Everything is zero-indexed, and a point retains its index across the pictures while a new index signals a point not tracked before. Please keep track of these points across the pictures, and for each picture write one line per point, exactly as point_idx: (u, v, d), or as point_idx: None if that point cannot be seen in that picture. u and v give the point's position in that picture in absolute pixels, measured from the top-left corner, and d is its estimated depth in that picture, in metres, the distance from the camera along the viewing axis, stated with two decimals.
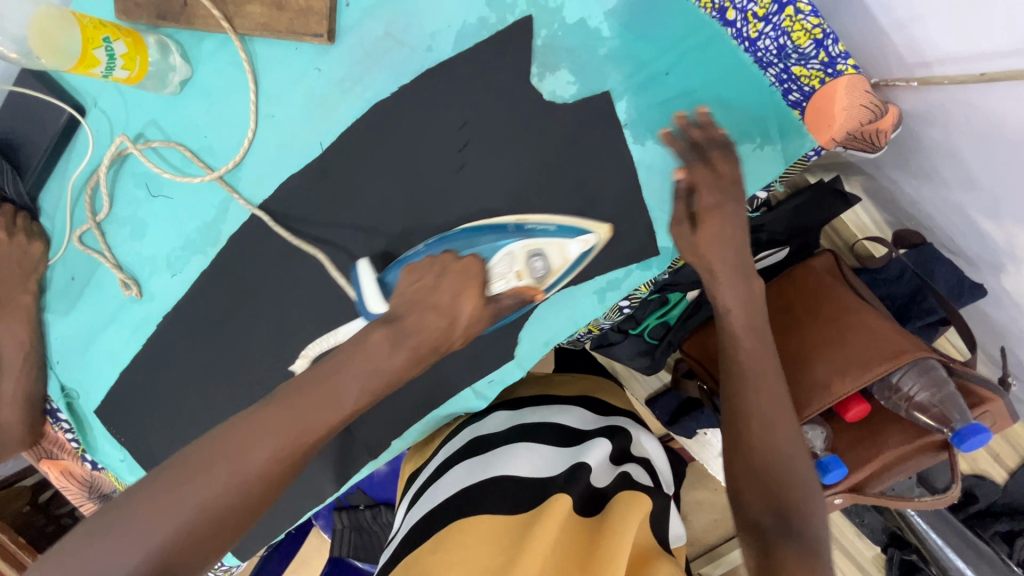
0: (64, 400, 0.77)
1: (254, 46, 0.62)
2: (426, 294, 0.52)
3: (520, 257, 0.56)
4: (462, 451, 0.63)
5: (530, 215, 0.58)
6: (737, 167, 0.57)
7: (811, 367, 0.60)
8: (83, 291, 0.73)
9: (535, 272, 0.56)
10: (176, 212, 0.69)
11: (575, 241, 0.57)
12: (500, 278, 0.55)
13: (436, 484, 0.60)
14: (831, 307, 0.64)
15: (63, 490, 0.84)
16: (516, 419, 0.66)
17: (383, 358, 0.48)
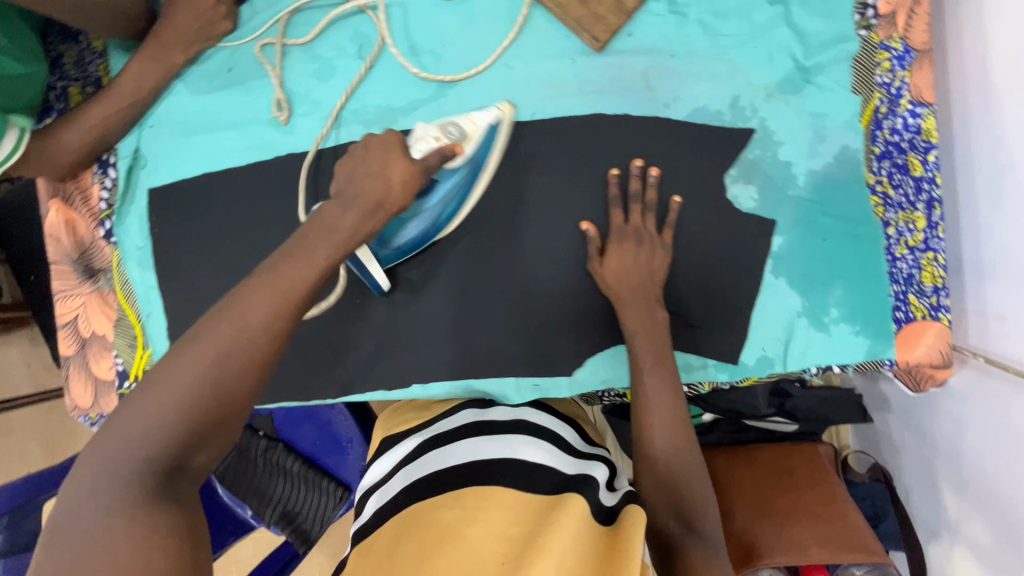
0: (129, 161, 0.73)
1: (535, 12, 0.69)
2: (356, 167, 0.56)
3: (433, 125, 0.62)
4: (465, 428, 0.67)
5: (444, 117, 0.65)
6: (831, 338, 0.66)
7: (790, 526, 0.68)
8: (229, 85, 0.72)
9: (452, 135, 0.62)
10: (368, 80, 0.71)
11: (481, 113, 0.65)
12: (421, 140, 0.61)
13: (438, 455, 0.64)
14: (826, 489, 0.72)
15: (49, 240, 0.75)
16: (518, 413, 0.69)
17: (337, 217, 0.53)
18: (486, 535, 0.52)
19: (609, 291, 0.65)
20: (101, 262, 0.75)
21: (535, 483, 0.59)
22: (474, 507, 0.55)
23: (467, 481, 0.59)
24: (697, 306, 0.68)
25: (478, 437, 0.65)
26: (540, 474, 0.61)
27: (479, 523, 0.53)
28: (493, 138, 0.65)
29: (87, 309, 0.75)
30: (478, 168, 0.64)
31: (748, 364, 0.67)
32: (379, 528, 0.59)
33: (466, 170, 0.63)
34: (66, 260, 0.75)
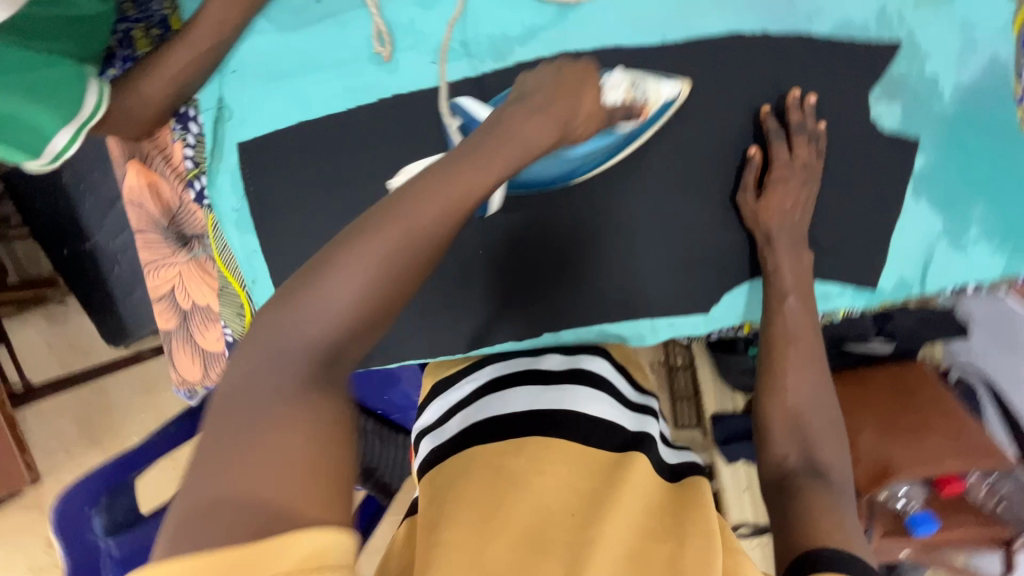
0: (212, 112, 0.66)
1: None
2: (538, 91, 0.55)
3: (623, 84, 0.61)
4: (521, 375, 0.66)
5: (635, 67, 0.62)
6: (968, 257, 0.66)
7: (919, 441, 0.71)
8: (320, 19, 0.65)
9: (638, 96, 0.61)
10: (478, 8, 0.65)
11: (668, 83, 0.62)
12: (612, 90, 0.61)
13: (493, 405, 0.63)
14: (943, 404, 0.75)
15: (136, 206, 0.70)
16: (574, 360, 0.67)
17: (532, 128, 0.52)
18: (552, 488, 0.56)
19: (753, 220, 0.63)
20: (193, 228, 0.70)
21: (603, 436, 0.62)
22: (537, 455, 0.58)
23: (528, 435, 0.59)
24: (836, 232, 0.66)
25: (539, 384, 0.65)
26: (606, 430, 0.62)
27: (547, 475, 0.57)
28: (655, 121, 0.63)
29: (184, 279, 0.71)
30: (631, 141, 0.63)
31: (886, 289, 0.67)
32: (433, 471, 0.60)
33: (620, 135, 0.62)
34: (156, 227, 0.70)
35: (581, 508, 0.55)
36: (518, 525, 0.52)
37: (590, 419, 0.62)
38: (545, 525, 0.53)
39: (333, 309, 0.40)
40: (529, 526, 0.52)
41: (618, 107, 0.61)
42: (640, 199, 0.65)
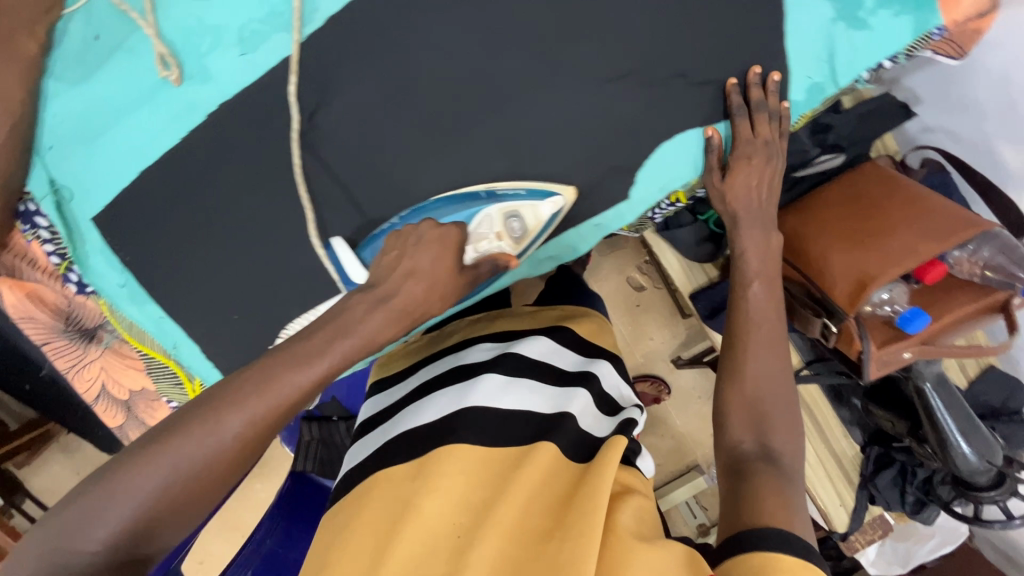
0: (51, 198, 0.61)
1: None
2: (401, 261, 0.59)
3: (498, 219, 0.62)
4: (451, 372, 0.69)
5: (500, 180, 0.62)
6: (875, 31, 0.60)
7: (889, 237, 0.67)
8: (108, 57, 0.59)
9: (513, 232, 0.64)
10: None
11: (547, 202, 0.63)
12: (482, 239, 0.63)
13: (418, 406, 0.66)
14: (904, 193, 0.70)
15: (27, 322, 0.67)
16: (504, 347, 0.72)
17: (364, 318, 0.57)
18: (429, 514, 0.53)
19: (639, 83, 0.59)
20: (91, 320, 0.67)
21: (503, 432, 0.61)
22: (424, 471, 0.57)
23: (422, 443, 0.60)
24: (730, 60, 0.60)
25: (461, 379, 0.68)
26: (512, 419, 0.63)
27: (432, 497, 0.54)
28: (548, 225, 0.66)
29: (110, 369, 0.71)
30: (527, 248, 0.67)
31: (800, 100, 0.63)
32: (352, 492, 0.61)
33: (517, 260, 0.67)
34: (55, 334, 0.68)
35: (463, 529, 0.52)
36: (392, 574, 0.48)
37: (498, 414, 0.62)
38: (425, 554, 0.50)
39: (202, 448, 0.48)
40: (408, 563, 0.49)
41: (488, 257, 0.63)
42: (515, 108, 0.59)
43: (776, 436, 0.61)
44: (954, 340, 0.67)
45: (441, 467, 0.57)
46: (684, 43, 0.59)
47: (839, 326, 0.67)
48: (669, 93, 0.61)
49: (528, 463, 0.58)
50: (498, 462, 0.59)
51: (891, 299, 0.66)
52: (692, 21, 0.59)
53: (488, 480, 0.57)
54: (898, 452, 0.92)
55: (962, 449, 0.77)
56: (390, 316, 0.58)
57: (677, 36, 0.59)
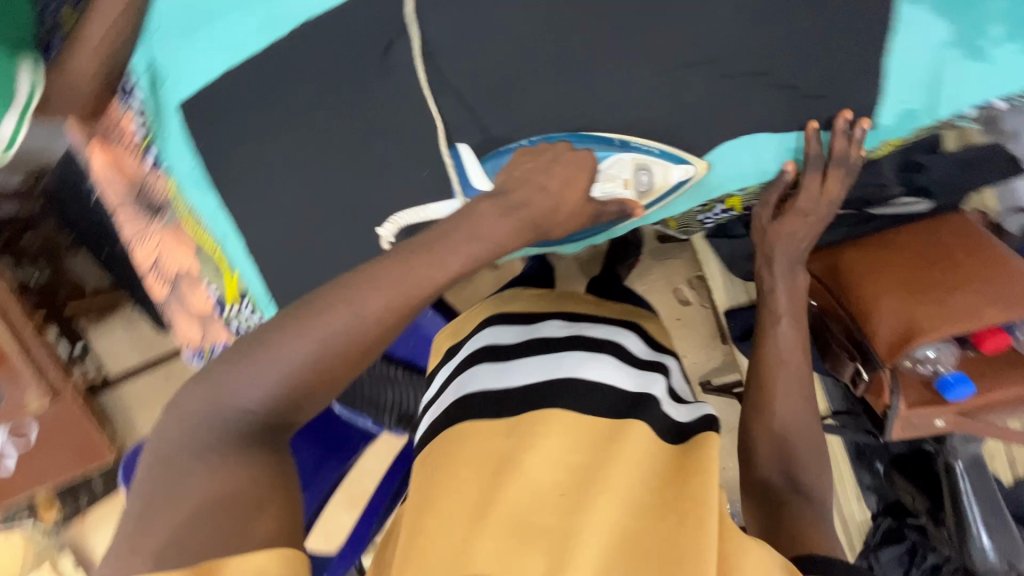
0: (148, 78, 0.67)
1: None
2: (535, 175, 0.61)
3: (629, 167, 0.62)
4: (526, 343, 0.70)
5: (640, 132, 0.60)
6: (995, 65, 0.54)
7: (956, 295, 0.61)
8: None
9: (641, 183, 0.63)
10: None
11: (679, 168, 0.62)
12: (608, 180, 0.63)
13: (495, 370, 0.66)
14: (989, 252, 0.64)
15: (109, 186, 0.75)
16: (576, 328, 0.72)
17: (490, 224, 0.60)
18: (535, 467, 0.53)
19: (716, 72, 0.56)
20: (159, 197, 0.73)
21: (594, 402, 0.61)
22: (524, 430, 0.57)
23: (515, 406, 0.61)
24: (822, 67, 0.56)
25: (542, 353, 0.68)
26: (600, 392, 0.63)
27: (534, 452, 0.54)
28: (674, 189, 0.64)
29: (165, 246, 0.75)
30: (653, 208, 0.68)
31: (886, 126, 0.59)
32: (432, 449, 0.60)
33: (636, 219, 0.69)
34: (128, 202, 0.75)
35: (571, 489, 0.51)
36: (504, 514, 0.49)
37: (586, 385, 0.63)
38: (530, 516, 0.49)
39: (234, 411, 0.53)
40: (508, 529, 0.48)
41: (611, 200, 0.65)
42: (573, 73, 0.57)
43: (805, 471, 0.62)
44: (996, 420, 0.63)
45: (540, 425, 0.57)
46: (775, 37, 0.55)
47: (869, 371, 0.65)
48: (743, 90, 0.57)
49: (627, 432, 0.58)
50: (598, 428, 0.59)
51: (935, 359, 0.62)
52: (786, 17, 0.54)
53: (599, 446, 0.56)
54: (911, 530, 0.88)
55: (981, 539, 0.73)
56: (517, 222, 0.61)
57: (767, 30, 0.55)
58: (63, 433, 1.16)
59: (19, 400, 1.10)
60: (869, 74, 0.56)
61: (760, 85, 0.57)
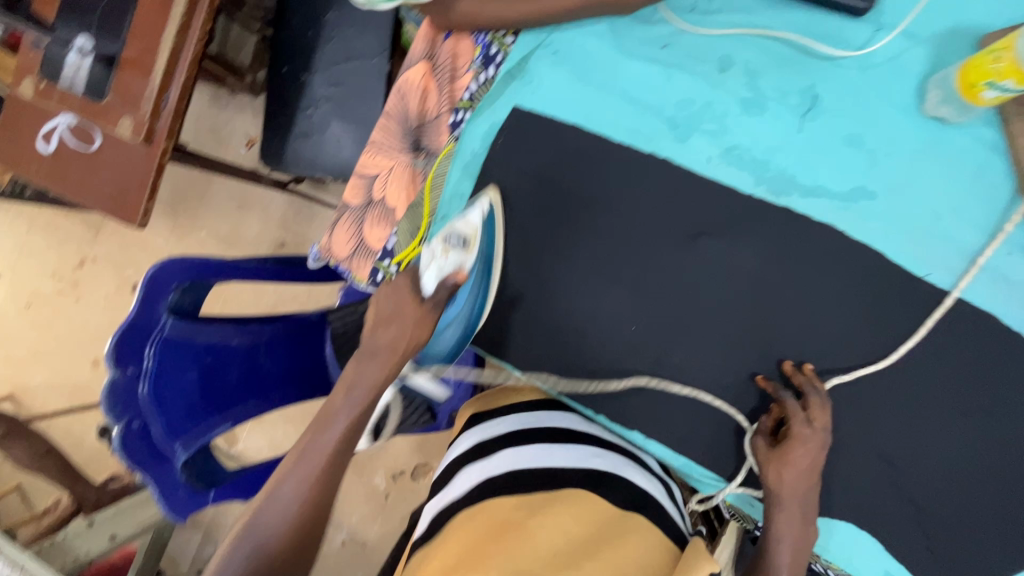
0: (513, 70, 0.71)
1: (999, 164, 0.61)
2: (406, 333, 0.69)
3: (437, 242, 0.67)
4: (543, 430, 0.67)
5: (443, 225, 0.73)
6: None
7: None
8: (651, 59, 0.68)
9: (453, 243, 0.67)
10: (788, 139, 0.65)
11: (475, 209, 0.70)
12: (433, 264, 0.68)
13: (515, 448, 0.64)
14: None
15: (397, 93, 0.74)
16: (596, 429, 0.71)
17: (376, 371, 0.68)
18: (543, 543, 0.50)
19: (885, 475, 0.64)
20: (430, 144, 0.75)
21: (606, 491, 0.60)
22: (538, 506, 0.55)
23: (532, 483, 0.59)
24: (959, 544, 0.63)
25: (559, 439, 0.66)
26: (612, 485, 0.61)
27: (542, 523, 0.52)
28: (492, 228, 0.72)
29: (393, 175, 0.74)
30: (489, 262, 0.72)
31: None
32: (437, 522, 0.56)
33: (478, 266, 0.71)
34: (398, 118, 0.74)
35: (569, 552, 0.49)
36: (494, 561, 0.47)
37: (603, 480, 0.62)
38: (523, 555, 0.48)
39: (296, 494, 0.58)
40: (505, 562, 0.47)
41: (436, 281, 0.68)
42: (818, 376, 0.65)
43: None
44: None
45: (554, 506, 0.55)
46: (945, 497, 0.63)
47: None
48: (897, 507, 0.64)
49: (628, 525, 0.56)
50: (600, 516, 0.56)
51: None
52: (963, 491, 0.63)
53: (597, 526, 0.54)
54: None
55: None
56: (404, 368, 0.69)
57: (948, 488, 0.63)
58: (105, 170, 1.07)
59: (115, 117, 1.04)
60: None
61: (907, 513, 0.64)
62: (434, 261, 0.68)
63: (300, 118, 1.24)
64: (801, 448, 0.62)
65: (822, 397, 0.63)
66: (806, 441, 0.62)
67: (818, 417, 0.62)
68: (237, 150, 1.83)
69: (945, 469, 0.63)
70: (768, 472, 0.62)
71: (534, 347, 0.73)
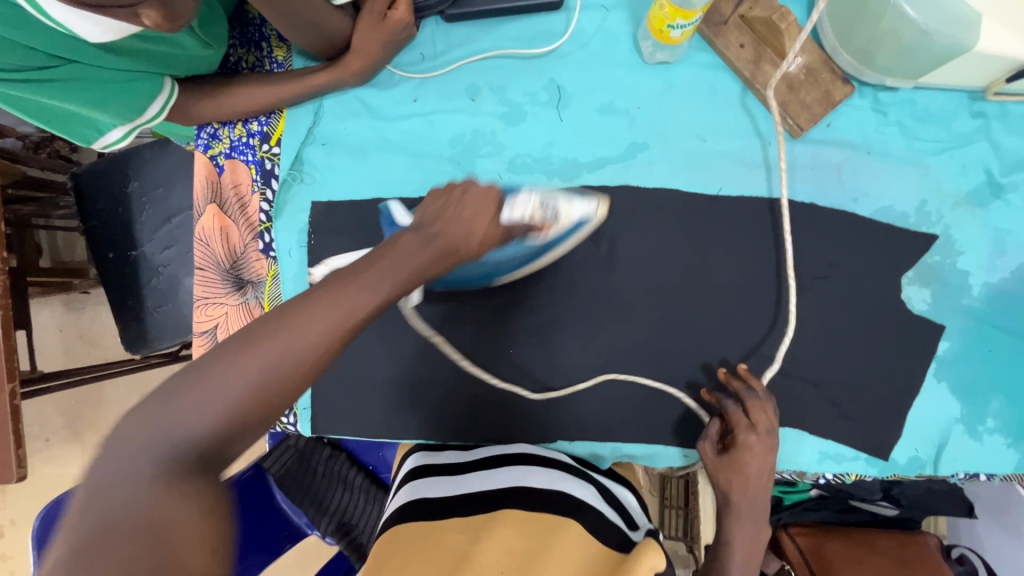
0: (290, 174, 0.72)
1: (726, 76, 0.69)
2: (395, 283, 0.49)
3: (529, 201, 0.57)
4: (481, 462, 0.65)
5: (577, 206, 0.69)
6: (983, 446, 0.67)
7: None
8: (410, 114, 0.71)
9: (546, 215, 0.59)
10: (556, 130, 0.70)
11: (582, 202, 0.63)
12: (517, 208, 0.56)
13: (454, 483, 0.61)
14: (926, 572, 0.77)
15: (200, 244, 0.73)
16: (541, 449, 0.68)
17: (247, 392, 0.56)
18: (485, 566, 0.48)
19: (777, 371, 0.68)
20: (252, 274, 0.75)
21: (544, 501, 0.57)
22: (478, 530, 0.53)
23: (497, 504, 0.57)
24: (859, 397, 0.68)
25: (497, 467, 0.64)
26: (550, 497, 0.58)
27: (485, 545, 0.50)
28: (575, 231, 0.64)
29: (229, 319, 0.73)
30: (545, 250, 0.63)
31: (900, 462, 0.68)
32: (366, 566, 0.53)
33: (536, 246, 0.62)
34: (213, 266, 0.74)
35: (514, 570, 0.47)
36: None
37: (539, 493, 0.59)
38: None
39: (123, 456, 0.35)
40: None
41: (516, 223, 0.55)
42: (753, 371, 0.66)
43: None
44: None
45: (495, 525, 0.53)
46: (829, 365, 0.68)
47: None
48: (797, 394, 0.68)
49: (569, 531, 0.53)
50: (539, 527, 0.54)
51: None
52: (841, 352, 0.68)
53: (534, 540, 0.52)
54: None
55: None
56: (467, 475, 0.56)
57: (827, 357, 0.68)
58: None
59: None
60: (893, 418, 0.68)
61: (808, 395, 0.68)
62: (524, 208, 0.57)
63: (147, 292, 1.19)
64: (750, 455, 0.59)
65: (761, 400, 0.62)
66: (754, 448, 0.60)
67: (761, 421, 0.60)
68: (113, 345, 1.73)
69: (816, 342, 0.68)
70: (720, 481, 0.61)
71: (431, 416, 0.71)
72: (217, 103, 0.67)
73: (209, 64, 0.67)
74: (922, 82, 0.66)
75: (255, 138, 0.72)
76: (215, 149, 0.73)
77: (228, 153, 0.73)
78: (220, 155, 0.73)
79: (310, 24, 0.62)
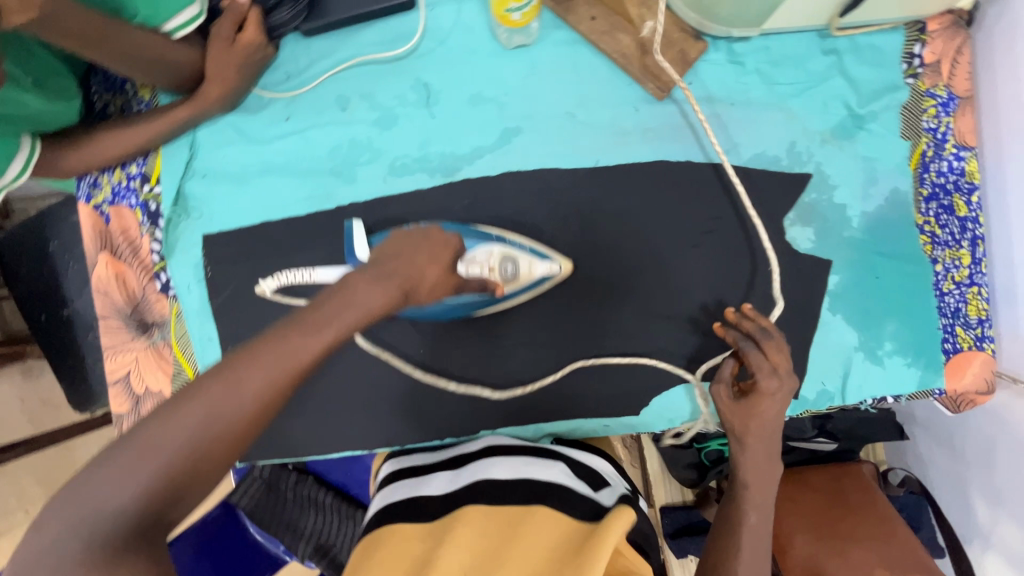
0: (175, 210, 0.71)
1: (585, 50, 0.70)
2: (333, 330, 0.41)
3: (495, 255, 0.64)
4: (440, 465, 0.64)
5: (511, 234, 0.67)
6: (884, 369, 0.69)
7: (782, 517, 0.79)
8: (286, 133, 0.71)
9: (505, 273, 0.64)
10: (430, 128, 0.70)
11: (544, 263, 0.66)
12: (476, 264, 0.63)
13: (416, 488, 0.60)
14: (860, 499, 0.79)
15: (99, 293, 0.73)
16: (497, 441, 0.66)
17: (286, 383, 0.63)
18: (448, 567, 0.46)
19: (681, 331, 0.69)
20: (156, 315, 0.74)
21: (506, 491, 0.56)
22: (440, 534, 0.51)
23: (463, 502, 0.55)
24: None
25: (457, 468, 0.62)
26: (513, 485, 0.57)
27: (446, 547, 0.48)
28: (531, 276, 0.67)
29: (141, 364, 0.73)
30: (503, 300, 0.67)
31: (810, 397, 0.70)
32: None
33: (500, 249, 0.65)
34: (117, 314, 0.73)
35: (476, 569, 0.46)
36: None
37: (502, 484, 0.58)
38: None
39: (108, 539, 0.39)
40: None
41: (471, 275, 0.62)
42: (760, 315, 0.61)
43: None
44: None
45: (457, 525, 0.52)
46: None
47: None
48: None
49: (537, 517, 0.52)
50: (503, 519, 0.53)
51: None
52: None
53: (497, 536, 0.51)
54: None
55: None
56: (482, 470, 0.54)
57: None
58: None
59: None
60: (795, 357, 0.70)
61: None
62: (479, 267, 0.63)
63: None
64: (768, 399, 0.56)
65: (776, 338, 0.58)
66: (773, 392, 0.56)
67: (780, 361, 0.56)
68: None
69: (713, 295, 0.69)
70: (735, 425, 0.57)
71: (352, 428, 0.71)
72: (85, 152, 0.66)
73: (69, 116, 0.67)
74: (770, 29, 0.68)
75: (135, 180, 0.72)
76: (98, 198, 0.72)
77: (112, 199, 0.72)
78: (104, 203, 0.72)
79: (158, 60, 0.62)
